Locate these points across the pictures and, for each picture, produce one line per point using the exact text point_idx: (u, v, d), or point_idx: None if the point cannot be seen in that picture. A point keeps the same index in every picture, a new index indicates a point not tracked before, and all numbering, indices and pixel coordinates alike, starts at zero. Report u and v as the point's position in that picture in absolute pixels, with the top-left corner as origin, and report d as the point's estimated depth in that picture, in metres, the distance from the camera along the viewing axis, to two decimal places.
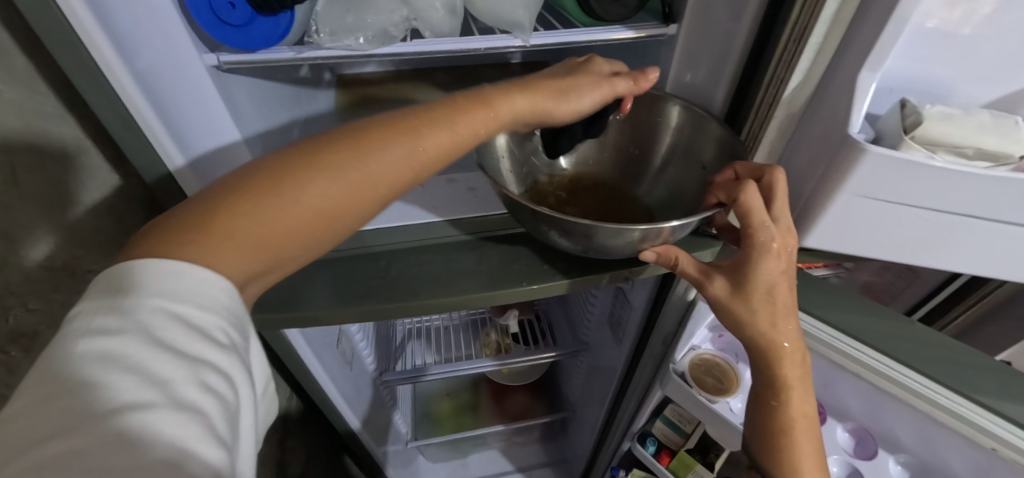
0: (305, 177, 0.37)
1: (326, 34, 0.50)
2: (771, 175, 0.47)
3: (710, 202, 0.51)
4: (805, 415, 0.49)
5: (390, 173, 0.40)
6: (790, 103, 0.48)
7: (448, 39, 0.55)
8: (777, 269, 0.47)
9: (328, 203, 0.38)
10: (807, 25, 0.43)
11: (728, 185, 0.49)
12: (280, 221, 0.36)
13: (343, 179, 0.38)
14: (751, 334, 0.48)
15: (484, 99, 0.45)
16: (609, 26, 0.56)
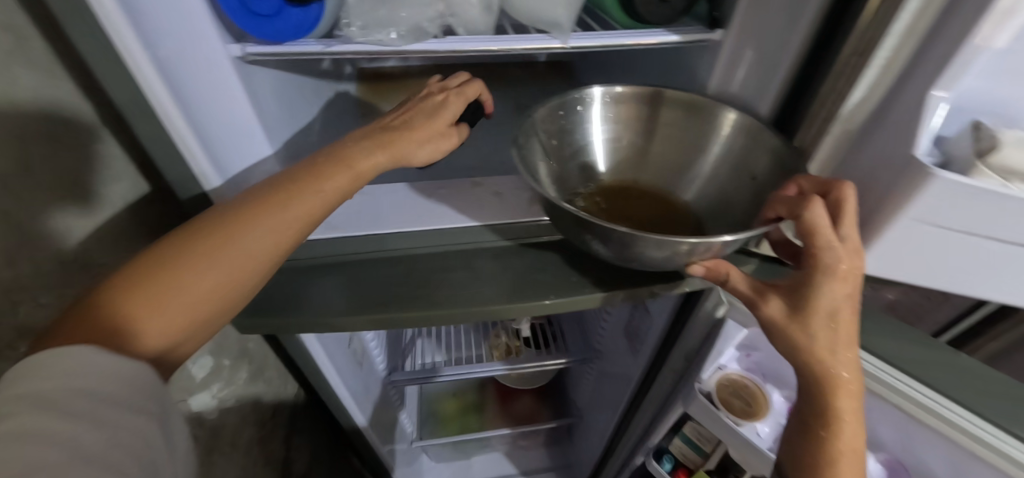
0: (198, 260, 0.39)
1: (357, 28, 0.48)
2: (839, 190, 0.44)
3: (767, 216, 0.48)
4: (854, 449, 0.46)
5: (275, 237, 0.42)
6: (847, 119, 0.45)
7: (484, 35, 0.53)
8: (841, 292, 0.44)
9: (229, 273, 0.40)
10: (874, 38, 0.40)
11: (789, 200, 0.47)
12: (179, 300, 0.38)
13: (218, 255, 0.40)
14: (806, 360, 0.45)
15: (343, 157, 0.44)
16: (651, 30, 0.53)
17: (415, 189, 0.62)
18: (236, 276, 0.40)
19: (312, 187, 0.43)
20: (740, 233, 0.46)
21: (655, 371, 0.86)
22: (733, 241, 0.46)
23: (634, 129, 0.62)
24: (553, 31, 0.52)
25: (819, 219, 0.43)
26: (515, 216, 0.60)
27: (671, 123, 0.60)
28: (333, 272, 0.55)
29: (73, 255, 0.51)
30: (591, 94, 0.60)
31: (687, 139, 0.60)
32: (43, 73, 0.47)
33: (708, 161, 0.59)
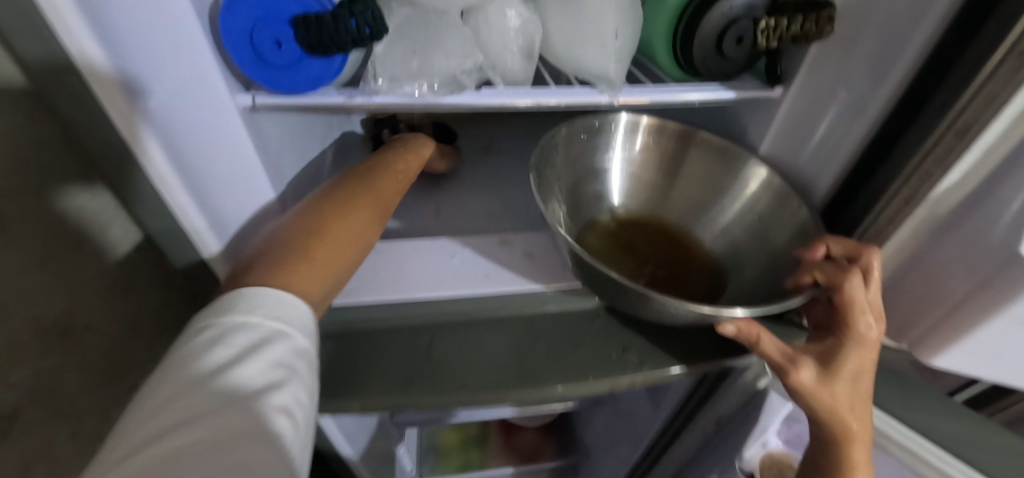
0: (342, 208, 0.44)
1: (385, 80, 0.42)
2: (874, 259, 0.41)
3: (801, 280, 0.43)
4: None
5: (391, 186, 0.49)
6: (933, 202, 0.40)
7: (523, 86, 0.47)
8: (866, 363, 0.41)
9: (365, 218, 0.44)
10: (977, 120, 0.36)
11: (826, 266, 0.42)
12: (341, 237, 0.42)
13: (367, 194, 0.46)
14: (828, 424, 0.41)
15: (410, 143, 0.56)
16: (704, 84, 0.49)
17: (437, 247, 0.56)
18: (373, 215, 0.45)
19: (393, 170, 0.51)
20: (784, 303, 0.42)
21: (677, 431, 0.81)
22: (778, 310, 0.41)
23: (653, 165, 0.58)
24: (602, 85, 0.47)
25: (857, 294, 0.40)
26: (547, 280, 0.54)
27: (695, 164, 0.57)
28: (348, 344, 0.49)
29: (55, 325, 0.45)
30: (616, 122, 0.56)
31: (711, 184, 0.56)
32: None
33: (727, 204, 0.55)
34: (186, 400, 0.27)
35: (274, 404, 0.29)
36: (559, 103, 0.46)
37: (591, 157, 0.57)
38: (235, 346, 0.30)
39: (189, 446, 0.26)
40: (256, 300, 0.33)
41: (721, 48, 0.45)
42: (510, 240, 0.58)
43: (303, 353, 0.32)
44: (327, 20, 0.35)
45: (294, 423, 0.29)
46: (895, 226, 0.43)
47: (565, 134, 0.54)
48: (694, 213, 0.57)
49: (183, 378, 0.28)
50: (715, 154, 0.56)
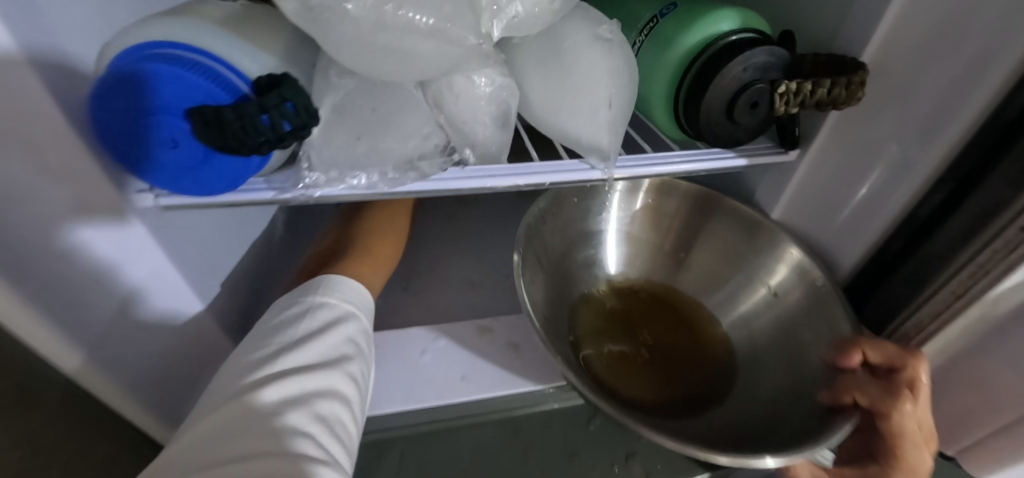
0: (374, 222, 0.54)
1: (323, 172, 0.34)
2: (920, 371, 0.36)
3: (845, 398, 0.38)
4: None
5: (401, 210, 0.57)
6: (990, 304, 0.34)
7: (497, 160, 0.40)
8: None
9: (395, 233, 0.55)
10: None
11: (872, 388, 0.38)
12: (385, 245, 0.52)
13: (396, 218, 0.56)
14: None
15: None
16: (713, 151, 0.42)
17: (408, 341, 0.48)
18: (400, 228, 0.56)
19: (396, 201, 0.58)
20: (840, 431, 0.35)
21: None
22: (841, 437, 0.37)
23: (654, 228, 0.54)
24: (593, 159, 0.39)
25: (908, 423, 0.36)
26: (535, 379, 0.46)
27: (716, 235, 0.52)
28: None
29: None
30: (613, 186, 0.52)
31: (733, 258, 0.51)
32: None
33: (748, 282, 0.50)
34: (275, 363, 0.35)
35: (312, 401, 0.34)
36: (541, 183, 0.39)
37: (583, 221, 0.53)
38: (319, 320, 0.39)
39: (214, 436, 0.30)
40: (342, 287, 0.42)
41: (732, 114, 0.38)
42: (490, 327, 0.50)
43: (366, 332, 0.42)
44: (228, 117, 0.26)
45: (355, 389, 0.37)
46: (943, 322, 0.37)
47: (552, 201, 0.50)
48: (706, 285, 0.52)
49: (280, 343, 0.36)
50: (739, 224, 0.51)
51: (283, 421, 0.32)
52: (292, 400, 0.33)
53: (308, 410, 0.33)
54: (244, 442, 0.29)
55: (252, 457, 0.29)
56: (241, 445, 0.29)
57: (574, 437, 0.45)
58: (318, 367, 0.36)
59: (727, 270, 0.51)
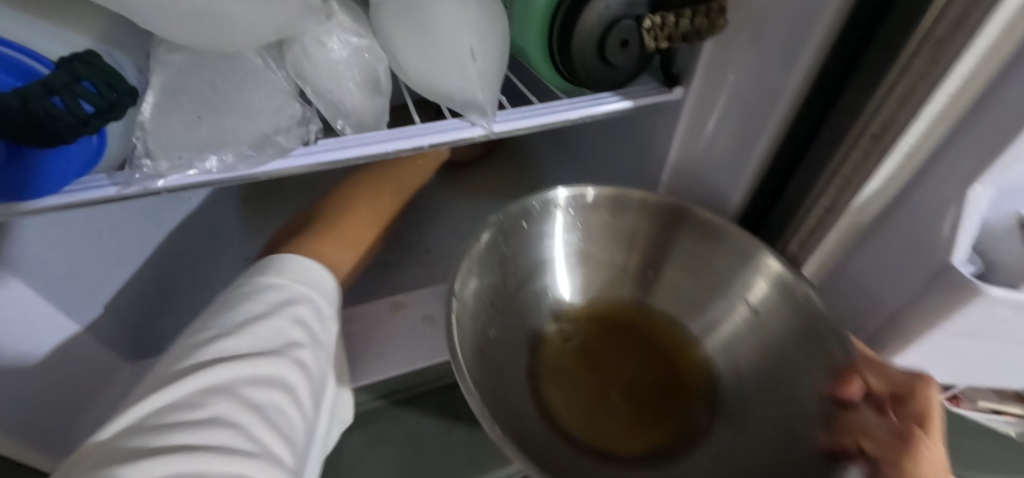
0: (353, 196, 0.52)
1: (166, 160, 0.30)
2: (931, 398, 0.31)
3: (847, 444, 0.33)
4: None
5: (393, 187, 0.55)
6: (856, 214, 0.36)
7: (376, 129, 0.37)
8: None
9: (383, 204, 0.53)
10: (897, 121, 0.31)
11: (889, 439, 0.31)
12: (357, 224, 0.50)
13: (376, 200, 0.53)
14: None
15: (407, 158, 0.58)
16: (596, 96, 0.41)
17: None
18: (381, 212, 0.53)
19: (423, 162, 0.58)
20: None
21: None
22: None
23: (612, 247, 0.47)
24: (473, 114, 0.37)
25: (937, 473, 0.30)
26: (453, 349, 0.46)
27: (686, 248, 0.45)
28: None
29: None
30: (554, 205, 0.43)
31: (700, 267, 0.44)
32: None
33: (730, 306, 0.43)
34: (214, 346, 0.30)
35: (249, 386, 0.29)
36: (422, 146, 0.36)
37: (535, 249, 0.44)
38: (267, 302, 0.35)
39: (131, 429, 0.25)
40: (296, 264, 0.38)
41: (602, 54, 0.37)
42: (404, 302, 0.49)
43: (322, 316, 0.37)
44: (12, 107, 0.22)
45: (303, 378, 0.33)
46: (818, 236, 0.39)
47: (499, 231, 0.41)
48: (685, 307, 0.45)
49: (223, 326, 0.32)
50: (698, 228, 0.43)
51: (204, 407, 0.27)
52: (228, 383, 0.29)
53: (247, 389, 0.29)
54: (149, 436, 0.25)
55: (182, 445, 0.24)
56: (143, 442, 0.24)
57: None
58: (263, 354, 0.31)
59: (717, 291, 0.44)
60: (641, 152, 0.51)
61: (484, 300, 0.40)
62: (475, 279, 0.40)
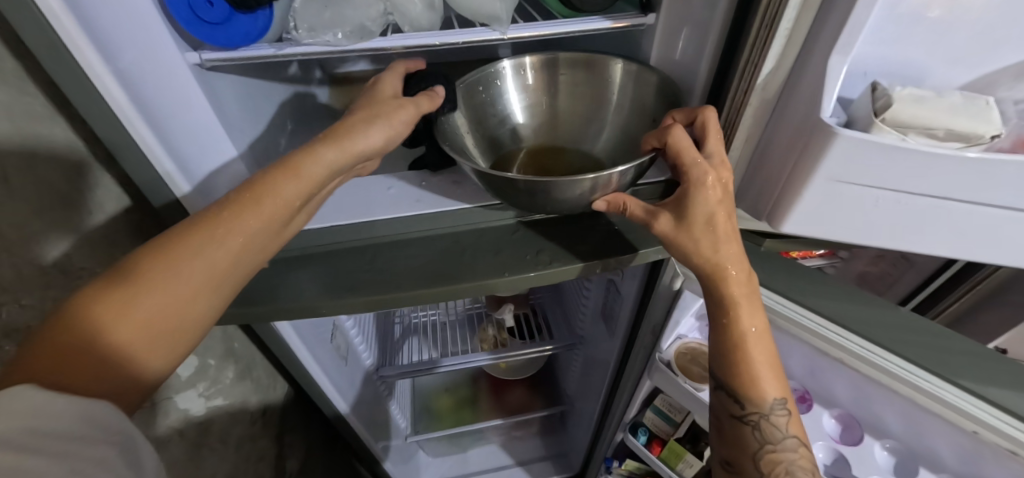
0: (152, 292, 0.39)
1: (305, 30, 0.52)
2: (702, 113, 0.50)
3: (645, 149, 0.53)
4: (754, 328, 0.53)
5: (233, 250, 0.44)
6: (764, 89, 0.48)
7: (429, 31, 0.56)
8: (715, 200, 0.50)
9: (205, 296, 0.42)
10: (777, 11, 0.43)
11: (659, 132, 0.52)
12: (139, 330, 0.39)
13: (204, 264, 0.42)
14: (697, 262, 0.51)
15: (291, 164, 0.46)
16: (587, 17, 0.57)
17: (377, 182, 0.65)
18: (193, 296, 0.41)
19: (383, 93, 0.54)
20: (627, 162, 0.51)
21: (628, 350, 0.91)
22: (626, 170, 0.52)
23: (546, 92, 0.67)
24: (492, 24, 0.55)
25: (682, 142, 0.50)
26: (472, 200, 0.63)
27: (583, 82, 0.66)
28: (318, 264, 0.59)
29: (56, 260, 0.56)
30: (506, 68, 0.65)
31: (588, 97, 0.66)
32: (15, 89, 0.50)
33: (611, 116, 0.65)
34: None
35: None
36: (457, 41, 0.55)
37: (500, 103, 0.66)
38: None
39: None
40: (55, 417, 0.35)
41: None
42: (441, 172, 0.66)
43: None
44: None
45: None
46: (741, 115, 0.50)
47: (479, 82, 0.63)
48: (588, 117, 0.66)
49: None
50: (581, 67, 0.65)
51: None
52: None
53: None
54: None
55: None
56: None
57: (502, 239, 0.61)
58: None
59: (603, 98, 0.65)
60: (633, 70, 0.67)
61: (470, 129, 0.63)
62: (457, 107, 0.62)
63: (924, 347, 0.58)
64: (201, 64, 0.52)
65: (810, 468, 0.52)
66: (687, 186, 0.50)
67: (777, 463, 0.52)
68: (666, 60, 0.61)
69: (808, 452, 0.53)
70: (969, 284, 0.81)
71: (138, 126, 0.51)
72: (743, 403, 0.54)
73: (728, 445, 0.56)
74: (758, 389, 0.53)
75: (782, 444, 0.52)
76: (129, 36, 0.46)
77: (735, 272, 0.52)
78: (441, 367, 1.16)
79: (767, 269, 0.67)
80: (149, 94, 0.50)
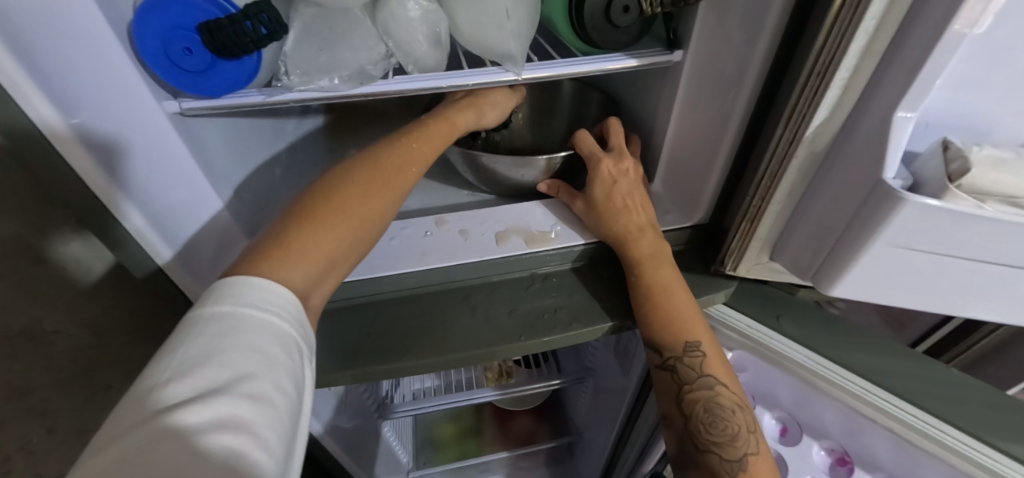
0: (337, 196, 0.46)
1: (297, 76, 0.47)
2: (604, 120, 0.62)
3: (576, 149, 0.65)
4: (663, 286, 0.52)
5: (400, 174, 0.50)
6: (813, 142, 0.43)
7: (435, 72, 0.51)
8: (608, 177, 0.56)
9: (371, 197, 0.47)
10: (833, 58, 0.38)
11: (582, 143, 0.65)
12: (331, 228, 0.44)
13: (368, 179, 0.48)
14: (602, 229, 0.56)
15: (444, 116, 0.58)
16: (608, 55, 0.52)
17: None
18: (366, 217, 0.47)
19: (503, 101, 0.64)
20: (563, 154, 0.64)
21: (645, 393, 0.86)
22: (558, 156, 0.62)
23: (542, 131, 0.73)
24: (506, 64, 0.50)
25: (585, 137, 0.60)
26: (482, 254, 0.56)
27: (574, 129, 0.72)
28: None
29: (24, 328, 0.49)
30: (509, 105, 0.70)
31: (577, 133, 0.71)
32: None
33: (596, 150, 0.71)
34: (192, 384, 0.30)
35: (215, 406, 0.29)
36: (466, 84, 0.50)
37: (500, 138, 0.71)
38: (194, 385, 0.30)
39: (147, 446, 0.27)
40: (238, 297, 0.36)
41: (610, 18, 0.49)
42: (446, 220, 0.61)
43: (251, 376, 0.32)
44: (226, 25, 0.40)
45: (260, 414, 0.31)
46: (784, 167, 0.45)
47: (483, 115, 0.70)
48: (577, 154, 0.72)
49: (198, 384, 0.30)
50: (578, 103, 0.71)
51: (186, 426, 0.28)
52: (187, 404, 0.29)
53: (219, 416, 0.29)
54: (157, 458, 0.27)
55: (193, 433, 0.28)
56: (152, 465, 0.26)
57: (517, 295, 0.56)
58: (220, 399, 0.30)
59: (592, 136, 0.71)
60: (655, 105, 0.63)
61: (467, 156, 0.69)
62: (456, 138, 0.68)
63: (972, 411, 0.53)
64: (183, 112, 0.47)
65: (731, 403, 0.49)
66: (588, 176, 0.58)
67: (697, 402, 0.50)
68: (691, 99, 0.56)
69: (729, 390, 0.50)
70: (982, 333, 0.70)
71: (98, 178, 0.44)
72: (660, 351, 0.52)
73: (660, 403, 0.54)
74: (672, 332, 0.51)
75: (699, 383, 0.50)
76: (94, 81, 0.40)
77: (640, 235, 0.54)
78: (396, 414, 1.09)
79: (802, 320, 0.61)
80: (117, 147, 0.44)
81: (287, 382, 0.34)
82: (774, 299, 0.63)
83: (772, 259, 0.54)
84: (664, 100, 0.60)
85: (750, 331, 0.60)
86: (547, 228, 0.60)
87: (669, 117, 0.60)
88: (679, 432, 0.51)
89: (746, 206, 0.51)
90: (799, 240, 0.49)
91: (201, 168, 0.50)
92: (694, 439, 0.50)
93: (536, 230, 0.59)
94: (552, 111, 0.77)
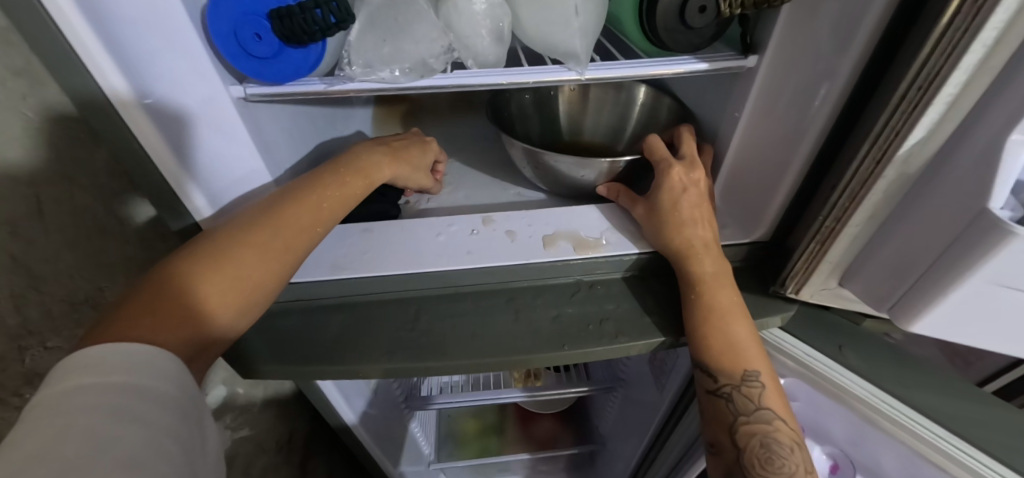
0: (225, 256, 0.44)
1: (360, 67, 0.47)
2: (678, 126, 0.59)
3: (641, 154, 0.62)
4: (727, 307, 0.49)
5: (312, 223, 0.49)
6: (903, 163, 0.39)
7: (495, 68, 0.50)
8: (678, 187, 0.54)
9: (266, 261, 0.46)
10: (939, 73, 0.34)
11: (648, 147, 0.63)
12: (223, 289, 0.43)
13: (272, 239, 0.46)
14: (665, 239, 0.53)
15: (362, 167, 0.54)
16: (677, 58, 0.50)
17: (425, 226, 0.59)
18: (257, 282, 0.45)
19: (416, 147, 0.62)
20: (629, 157, 0.61)
21: (680, 411, 0.82)
22: (621, 160, 0.60)
23: (598, 136, 0.73)
24: (568, 63, 0.48)
25: (657, 142, 0.57)
26: (528, 257, 0.55)
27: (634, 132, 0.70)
28: (357, 315, 0.54)
29: (88, 295, 0.52)
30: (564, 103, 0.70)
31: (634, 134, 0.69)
32: (58, 116, 0.46)
33: None
34: (93, 399, 0.31)
35: (118, 420, 0.30)
36: (527, 81, 0.49)
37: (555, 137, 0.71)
38: (93, 402, 0.31)
39: (54, 438, 0.28)
40: (115, 345, 0.35)
41: (684, 18, 0.47)
42: (493, 219, 0.60)
43: (146, 396, 0.33)
44: (297, 12, 0.40)
45: (158, 427, 0.32)
46: (869, 187, 0.42)
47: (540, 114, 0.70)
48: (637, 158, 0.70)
49: (100, 402, 0.31)
50: (645, 110, 0.72)
51: (86, 428, 0.29)
52: (90, 416, 0.30)
53: (122, 423, 0.30)
54: (64, 447, 0.28)
55: (91, 430, 0.29)
56: (61, 450, 0.27)
57: (560, 301, 0.55)
58: (124, 418, 0.31)
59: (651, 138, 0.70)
60: (721, 112, 0.60)
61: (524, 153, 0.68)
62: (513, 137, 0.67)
63: None
64: (247, 97, 0.48)
65: (789, 440, 0.47)
66: (655, 182, 0.56)
67: (753, 435, 0.47)
68: (762, 107, 0.53)
69: (788, 426, 0.47)
70: None
71: (165, 156, 0.47)
72: (716, 376, 0.49)
73: (706, 423, 0.51)
74: (731, 358, 0.48)
75: (756, 416, 0.47)
76: (170, 60, 0.41)
77: (705, 252, 0.52)
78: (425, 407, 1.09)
79: (869, 352, 0.57)
80: (180, 121, 0.45)
81: (170, 404, 0.34)
82: (839, 327, 0.59)
83: (841, 284, 0.50)
84: (732, 108, 0.57)
85: (806, 358, 0.57)
86: (598, 234, 0.58)
87: (737, 126, 0.56)
88: (728, 463, 0.48)
89: (819, 228, 0.47)
90: (876, 267, 0.45)
91: (258, 146, 0.51)
92: (744, 472, 0.47)
93: (586, 235, 0.57)
94: (604, 114, 0.75)
